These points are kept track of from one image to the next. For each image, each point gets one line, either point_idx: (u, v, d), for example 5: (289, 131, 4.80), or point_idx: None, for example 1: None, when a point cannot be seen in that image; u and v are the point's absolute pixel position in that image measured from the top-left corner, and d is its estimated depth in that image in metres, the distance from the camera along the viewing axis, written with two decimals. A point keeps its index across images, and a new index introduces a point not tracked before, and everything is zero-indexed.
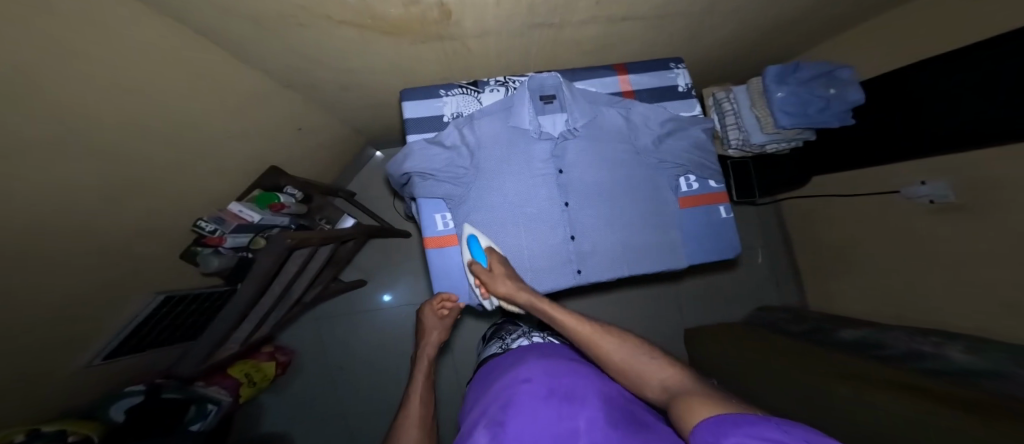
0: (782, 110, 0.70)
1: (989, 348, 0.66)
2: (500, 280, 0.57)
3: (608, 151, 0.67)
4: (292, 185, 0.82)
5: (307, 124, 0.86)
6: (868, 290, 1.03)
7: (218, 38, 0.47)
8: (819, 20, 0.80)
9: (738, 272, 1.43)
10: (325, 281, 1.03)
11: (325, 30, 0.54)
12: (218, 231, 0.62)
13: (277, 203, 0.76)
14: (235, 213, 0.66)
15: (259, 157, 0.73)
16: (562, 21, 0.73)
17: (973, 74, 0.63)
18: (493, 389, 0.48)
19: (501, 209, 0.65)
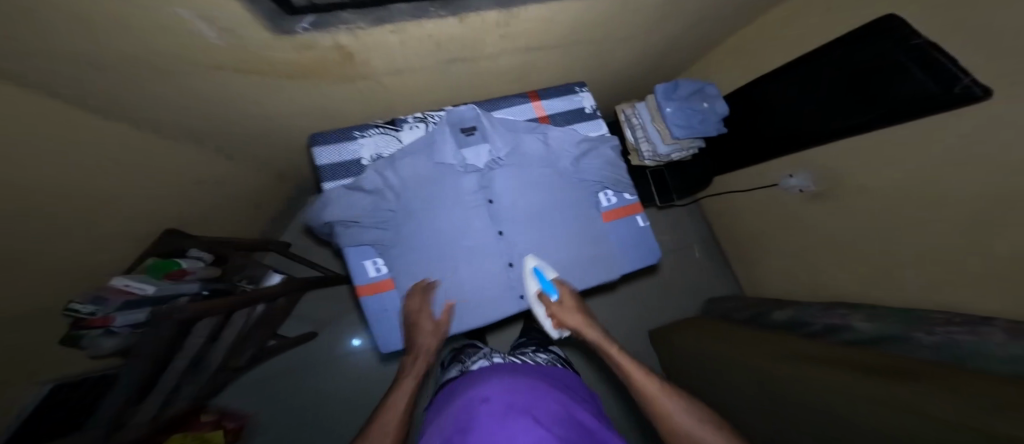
0: (675, 124, 0.82)
1: (882, 312, 0.75)
2: (572, 312, 0.62)
3: (532, 176, 0.69)
4: (195, 247, 0.76)
5: (212, 175, 0.81)
6: (781, 268, 1.14)
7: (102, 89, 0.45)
8: (694, 34, 0.93)
9: (684, 270, 1.51)
10: (257, 340, 0.95)
11: (203, 73, 0.52)
12: (99, 312, 0.55)
13: (178, 270, 0.70)
14: (120, 289, 0.58)
15: (151, 212, 0.67)
16: (471, 56, 0.77)
17: (835, 71, 0.75)
18: (453, 407, 0.46)
19: (435, 245, 0.65)
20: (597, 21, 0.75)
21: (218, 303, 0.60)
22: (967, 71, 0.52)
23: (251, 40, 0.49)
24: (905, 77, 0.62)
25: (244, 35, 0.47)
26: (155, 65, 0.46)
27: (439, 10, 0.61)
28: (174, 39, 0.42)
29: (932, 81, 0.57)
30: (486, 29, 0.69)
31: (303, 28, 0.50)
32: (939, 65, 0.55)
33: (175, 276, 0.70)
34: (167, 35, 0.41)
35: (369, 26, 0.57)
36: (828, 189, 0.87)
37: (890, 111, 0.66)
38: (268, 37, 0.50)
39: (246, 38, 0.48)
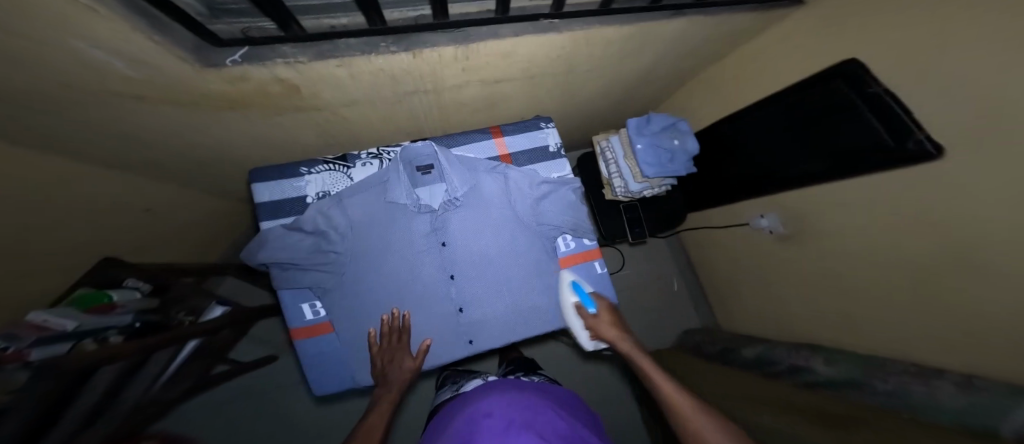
0: (646, 162, 0.79)
1: (842, 358, 0.74)
2: (608, 327, 0.64)
3: (487, 219, 0.68)
4: (130, 277, 0.72)
5: (159, 203, 0.79)
6: (756, 306, 1.12)
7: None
8: (669, 67, 0.90)
9: (660, 300, 1.48)
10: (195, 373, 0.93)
11: (122, 106, 0.50)
12: (9, 348, 0.48)
13: (105, 304, 0.64)
14: (36, 325, 0.52)
15: (76, 239, 0.65)
16: (430, 87, 0.75)
17: (821, 110, 0.70)
18: (460, 419, 0.53)
19: (379, 288, 0.64)
20: (556, 54, 0.74)
21: (126, 350, 0.53)
22: (921, 126, 0.52)
23: (173, 73, 0.47)
24: (861, 125, 0.63)
25: (159, 66, 0.44)
26: (58, 89, 0.43)
27: (389, 45, 0.58)
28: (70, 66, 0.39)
29: (887, 134, 0.58)
30: (443, 64, 0.67)
31: (232, 60, 0.48)
32: (898, 118, 0.55)
33: (100, 310, 0.63)
34: (50, 56, 0.37)
35: (310, 60, 0.54)
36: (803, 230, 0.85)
37: (856, 160, 0.66)
38: (191, 70, 0.47)
39: (165, 69, 0.46)
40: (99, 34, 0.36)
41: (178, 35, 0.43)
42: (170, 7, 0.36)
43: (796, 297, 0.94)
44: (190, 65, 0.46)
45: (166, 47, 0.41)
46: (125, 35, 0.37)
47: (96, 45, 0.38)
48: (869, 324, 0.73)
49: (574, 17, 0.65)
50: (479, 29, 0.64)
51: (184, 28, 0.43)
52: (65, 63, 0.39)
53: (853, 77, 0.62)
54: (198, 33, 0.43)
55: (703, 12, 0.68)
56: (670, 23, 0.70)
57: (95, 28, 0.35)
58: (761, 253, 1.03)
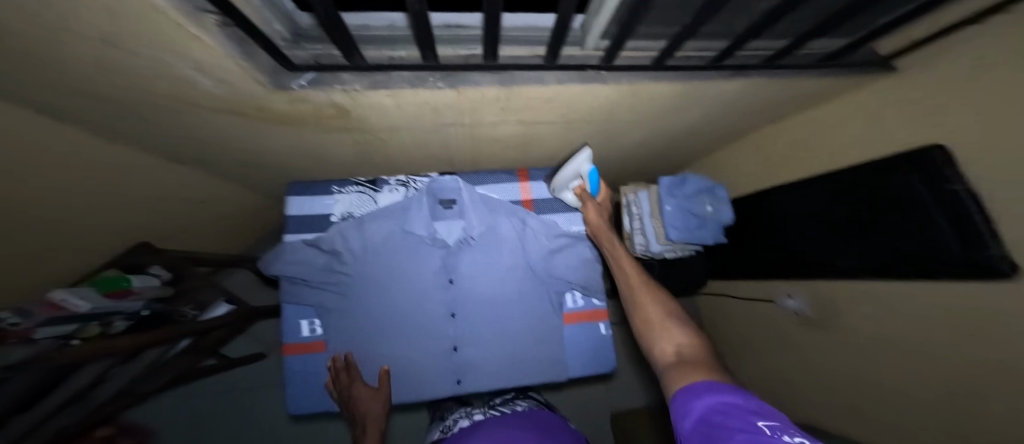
0: (672, 226, 0.80)
1: None
2: (593, 211, 0.67)
3: (500, 263, 0.69)
4: (157, 264, 0.77)
5: (209, 197, 0.85)
6: (763, 382, 1.08)
7: (85, 111, 0.45)
8: (718, 122, 0.87)
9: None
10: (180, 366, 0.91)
11: (193, 117, 0.53)
12: (21, 324, 0.53)
13: (122, 290, 0.68)
14: (54, 303, 0.57)
15: (132, 212, 0.70)
16: (471, 122, 0.75)
17: (887, 201, 0.64)
18: None
19: (380, 314, 0.66)
20: (598, 104, 0.72)
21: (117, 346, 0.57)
22: (1001, 241, 0.47)
23: (246, 91, 0.49)
24: (929, 225, 0.56)
25: (237, 87, 0.47)
26: (144, 98, 0.46)
27: (437, 81, 0.59)
28: (147, 78, 0.41)
29: (959, 242, 0.52)
30: (484, 102, 0.67)
31: (298, 85, 0.52)
32: (974, 227, 0.50)
33: (118, 294, 0.68)
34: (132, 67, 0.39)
35: (364, 88, 0.56)
36: (831, 319, 0.80)
37: (911, 259, 0.60)
38: (262, 91, 0.50)
39: (240, 89, 0.48)
40: (192, 52, 0.38)
41: (258, 59, 0.45)
42: (257, 35, 0.38)
43: (807, 385, 0.90)
44: (263, 86, 0.50)
45: (245, 68, 0.44)
46: (215, 57, 0.40)
47: (191, 64, 0.40)
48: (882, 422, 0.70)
49: (623, 71, 0.63)
50: (527, 73, 0.63)
51: (264, 52, 0.46)
52: (154, 76, 0.41)
53: (928, 168, 0.56)
54: (276, 58, 0.46)
55: (766, 75, 0.64)
56: (729, 82, 0.66)
57: (191, 48, 0.37)
58: (779, 332, 0.99)
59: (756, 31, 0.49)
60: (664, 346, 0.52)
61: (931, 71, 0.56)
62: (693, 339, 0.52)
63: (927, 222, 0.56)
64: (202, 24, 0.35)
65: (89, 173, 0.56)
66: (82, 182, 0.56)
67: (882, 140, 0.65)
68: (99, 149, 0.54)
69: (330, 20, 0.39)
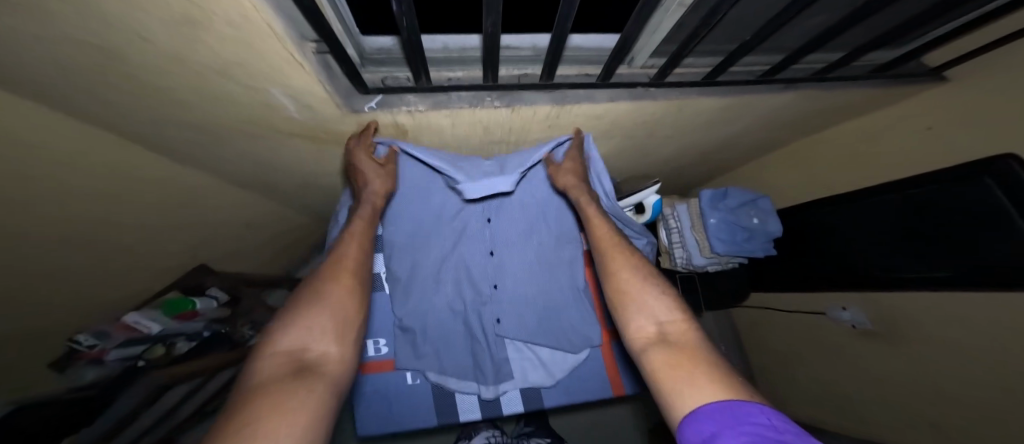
0: (716, 237, 0.80)
1: None
2: (567, 176, 0.61)
3: (552, 271, 0.67)
4: (215, 287, 0.77)
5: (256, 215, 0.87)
6: (814, 396, 1.05)
7: (178, 134, 0.48)
8: (753, 135, 0.89)
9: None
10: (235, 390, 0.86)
11: (269, 143, 0.57)
12: (97, 346, 0.54)
13: (189, 310, 0.70)
14: (127, 325, 0.59)
15: (193, 238, 0.72)
16: (519, 139, 0.77)
17: (963, 213, 0.63)
18: None
19: (438, 331, 0.63)
20: (643, 119, 0.74)
21: None
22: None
23: (325, 116, 0.51)
24: (1015, 235, 0.56)
25: (319, 111, 0.48)
26: (235, 123, 0.48)
27: (494, 100, 0.61)
28: (243, 106, 0.44)
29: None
30: (534, 120, 0.69)
31: (370, 107, 0.52)
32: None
33: (184, 316, 0.70)
34: (236, 100, 0.42)
35: (426, 109, 0.57)
36: (893, 331, 0.79)
37: (988, 271, 0.60)
38: (338, 114, 0.51)
39: (321, 114, 0.50)
40: (291, 82, 0.40)
41: (338, 83, 0.46)
42: (349, 61, 0.40)
43: (868, 399, 0.88)
44: (337, 109, 0.50)
45: (329, 94, 0.45)
46: (309, 84, 0.42)
47: (287, 92, 0.42)
48: (973, 440, 0.67)
49: (673, 87, 0.64)
50: (577, 92, 0.65)
51: (344, 76, 0.46)
52: (246, 102, 0.43)
53: (996, 177, 0.57)
54: (353, 80, 0.46)
55: (818, 86, 0.66)
56: (778, 95, 0.68)
57: (292, 77, 0.39)
58: (826, 342, 0.98)
59: (816, 46, 0.50)
60: (646, 332, 0.45)
61: (990, 79, 0.58)
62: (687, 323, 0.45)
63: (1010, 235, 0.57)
64: (305, 53, 0.36)
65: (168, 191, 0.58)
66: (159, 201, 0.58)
67: (944, 149, 0.65)
68: (179, 172, 0.56)
69: (409, 41, 0.40)
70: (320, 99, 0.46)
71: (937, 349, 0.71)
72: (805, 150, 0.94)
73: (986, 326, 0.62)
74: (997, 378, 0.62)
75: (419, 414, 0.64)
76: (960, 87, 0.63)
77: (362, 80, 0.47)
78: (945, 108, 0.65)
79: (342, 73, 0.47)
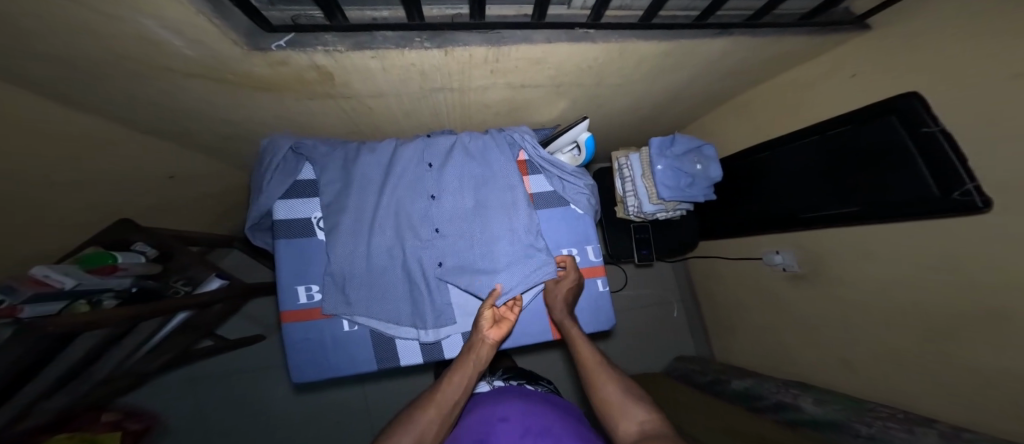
0: (663, 185, 0.83)
1: (827, 400, 0.80)
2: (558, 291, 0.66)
3: (492, 215, 0.67)
4: (139, 241, 0.74)
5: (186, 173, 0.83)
6: (754, 341, 1.15)
7: (50, 74, 0.44)
8: (698, 87, 0.90)
9: (657, 325, 1.55)
10: (179, 347, 0.84)
11: (179, 86, 0.54)
12: (8, 301, 0.48)
13: (109, 265, 0.65)
14: (36, 279, 0.53)
15: (103, 191, 0.67)
16: (464, 86, 0.76)
17: (875, 149, 0.67)
18: (472, 416, 0.52)
19: (374, 277, 0.62)
20: (586, 65, 0.73)
21: (111, 319, 0.50)
22: (971, 177, 0.51)
23: (222, 53, 0.48)
24: (909, 169, 0.61)
25: (217, 50, 0.46)
26: (116, 60, 0.45)
27: (423, 41, 0.58)
28: (124, 38, 0.41)
29: (936, 185, 0.56)
30: (472, 64, 0.67)
31: (278, 46, 0.50)
32: (952, 167, 0.53)
33: (102, 272, 0.64)
34: (117, 32, 0.39)
35: (348, 50, 0.54)
36: (816, 271, 0.85)
37: (889, 201, 0.65)
38: (240, 52, 0.49)
39: (217, 51, 0.48)
40: (166, 13, 0.37)
41: (233, 19, 0.44)
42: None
43: (791, 335, 0.98)
44: (240, 47, 0.48)
45: (224, 30, 0.44)
46: (190, 17, 0.39)
47: (164, 25, 0.40)
48: (873, 366, 0.75)
49: (611, 30, 0.63)
50: (513, 33, 0.63)
51: (237, 11, 0.44)
52: (128, 37, 0.40)
53: (903, 113, 0.60)
54: (250, 17, 0.43)
55: (751, 36, 0.67)
56: (714, 42, 0.68)
57: (167, 7, 0.36)
58: (763, 288, 1.06)
59: None
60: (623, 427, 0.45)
61: (900, 28, 0.60)
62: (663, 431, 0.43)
63: (908, 165, 0.61)
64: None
65: (60, 142, 0.54)
66: (59, 152, 0.54)
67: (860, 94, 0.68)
68: (67, 116, 0.52)
69: None
70: (218, 32, 0.44)
71: (846, 285, 0.78)
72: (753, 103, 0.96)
73: (882, 262, 0.69)
74: (894, 310, 0.68)
75: (353, 359, 0.63)
76: (878, 35, 0.64)
77: (262, 18, 0.44)
78: (863, 57, 0.67)
79: (235, 8, 0.44)
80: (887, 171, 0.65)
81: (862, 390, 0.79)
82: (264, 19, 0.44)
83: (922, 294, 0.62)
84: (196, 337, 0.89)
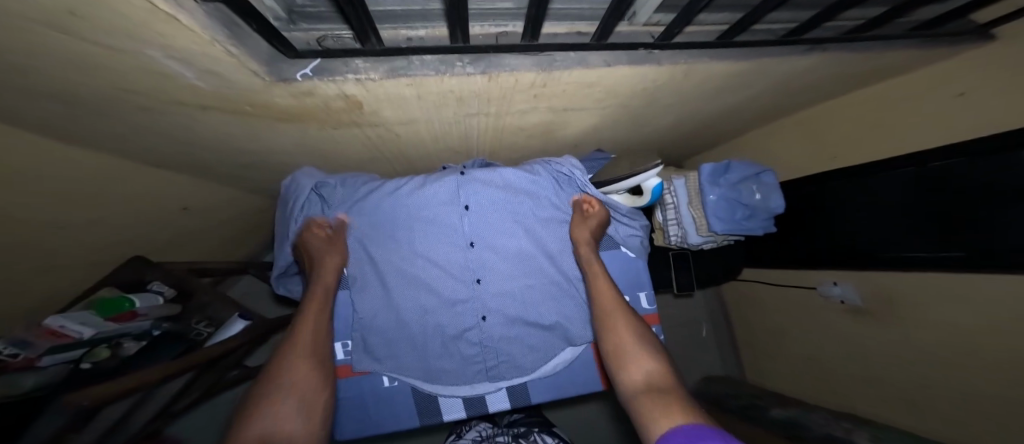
0: (716, 216, 0.76)
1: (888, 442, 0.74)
2: (583, 226, 0.61)
3: (535, 263, 0.62)
4: (156, 280, 0.72)
5: (197, 199, 0.78)
6: (797, 367, 1.09)
7: (43, 112, 0.37)
8: (756, 101, 0.81)
9: (683, 343, 1.51)
10: (206, 386, 0.80)
11: (193, 118, 0.48)
12: (21, 354, 0.47)
13: (128, 311, 0.63)
14: (51, 331, 0.51)
15: (118, 224, 0.63)
16: (501, 111, 0.68)
17: (983, 189, 0.58)
18: None
19: (410, 332, 0.60)
20: (642, 87, 0.65)
21: (139, 383, 0.47)
22: None
23: (240, 83, 0.42)
24: None
25: (231, 79, 0.39)
26: (118, 95, 0.38)
27: (465, 65, 0.50)
28: (126, 72, 0.34)
29: None
30: (516, 89, 0.59)
31: (304, 75, 0.43)
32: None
33: (123, 318, 0.62)
34: (117, 65, 0.33)
35: (381, 77, 0.47)
36: (884, 308, 0.79)
37: (990, 252, 0.58)
38: (261, 84, 0.42)
39: (235, 82, 0.41)
40: (175, 42, 0.30)
41: (253, 46, 0.37)
42: (260, 18, 0.30)
43: (843, 371, 0.92)
44: (261, 77, 0.41)
45: (243, 59, 0.36)
46: (204, 45, 0.32)
47: (171, 55, 0.32)
48: (951, 415, 0.69)
49: (680, 50, 0.55)
50: (567, 54, 0.55)
51: (259, 37, 0.37)
52: (130, 69, 0.34)
53: None
54: (270, 41, 0.36)
55: (844, 48, 0.58)
56: (804, 58, 0.59)
57: (174, 36, 0.29)
58: (812, 318, 1.01)
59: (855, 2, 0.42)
60: (633, 371, 0.45)
61: None
62: (677, 381, 0.42)
63: None
64: (180, 1, 0.25)
65: (64, 181, 0.48)
66: (66, 191, 0.49)
67: (970, 119, 0.60)
68: (69, 154, 0.46)
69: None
70: (234, 61, 0.36)
71: (923, 327, 0.72)
72: (829, 116, 0.86)
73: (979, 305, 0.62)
74: (987, 359, 0.62)
75: (393, 416, 0.61)
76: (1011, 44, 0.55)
77: (283, 41, 0.37)
78: (991, 70, 0.57)
79: (256, 33, 0.37)
80: (998, 215, 0.57)
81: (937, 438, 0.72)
82: (283, 41, 0.37)
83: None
84: (223, 372, 0.86)
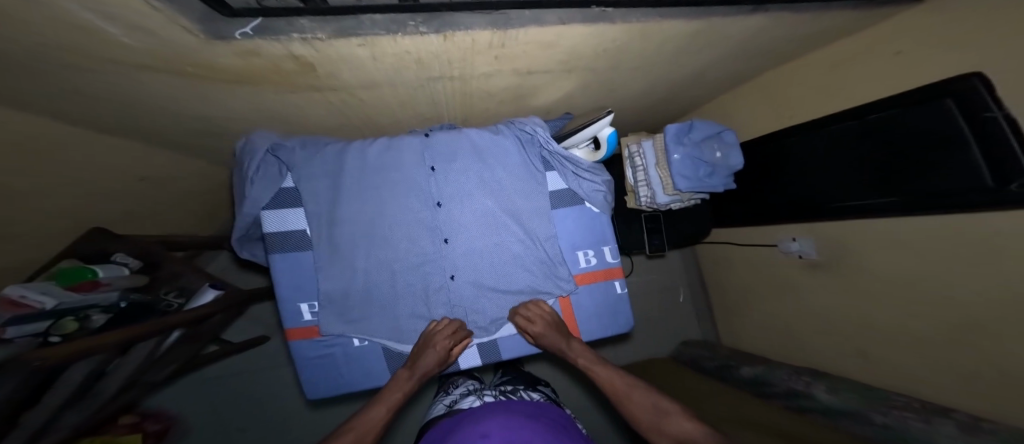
0: (681, 175, 0.78)
1: (840, 387, 0.79)
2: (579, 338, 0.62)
3: (500, 222, 0.63)
4: (121, 252, 0.72)
5: (149, 169, 0.76)
6: (767, 330, 1.13)
7: None
8: (716, 66, 0.83)
9: (663, 312, 1.56)
10: (180, 357, 0.80)
11: (143, 82, 0.48)
12: None
13: (91, 281, 0.63)
14: (9, 300, 0.50)
15: (72, 197, 0.62)
16: (465, 74, 0.70)
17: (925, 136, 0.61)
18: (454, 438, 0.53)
19: (377, 291, 0.61)
20: (603, 47, 0.67)
21: (100, 343, 0.47)
22: None
23: (176, 42, 0.41)
24: (963, 162, 0.56)
25: (165, 37, 0.39)
26: (54, 57, 0.38)
27: (418, 25, 0.50)
28: (60, 34, 0.35)
29: (990, 176, 0.52)
30: (475, 49, 0.59)
31: (243, 33, 0.42)
32: (1011, 157, 0.49)
33: (85, 288, 0.62)
34: (49, 27, 0.33)
35: (330, 37, 0.47)
36: (837, 260, 0.84)
37: (931, 194, 0.61)
38: (198, 42, 0.42)
39: (171, 40, 0.41)
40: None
41: (184, 3, 0.37)
42: None
43: (804, 324, 0.97)
44: (195, 35, 0.41)
45: (172, 15, 0.36)
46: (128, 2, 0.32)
47: (101, 15, 0.33)
48: (892, 359, 0.74)
49: (632, 8, 0.56)
50: (522, 13, 0.54)
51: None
52: (64, 30, 0.34)
53: (966, 97, 0.53)
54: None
55: (786, 10, 0.59)
56: (748, 18, 0.61)
57: None
58: (777, 278, 1.05)
59: None
60: None
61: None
62: None
63: (963, 155, 0.55)
64: None
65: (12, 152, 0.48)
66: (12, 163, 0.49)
67: (907, 76, 0.62)
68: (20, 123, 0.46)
69: None
70: (169, 20, 0.37)
71: (870, 276, 0.76)
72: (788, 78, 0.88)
73: (916, 253, 0.66)
74: (922, 304, 0.66)
75: (367, 373, 0.62)
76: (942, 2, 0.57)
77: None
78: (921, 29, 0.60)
79: None
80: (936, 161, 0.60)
81: (880, 379, 0.78)
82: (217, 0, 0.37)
83: (961, 292, 0.59)
84: (200, 345, 0.86)
